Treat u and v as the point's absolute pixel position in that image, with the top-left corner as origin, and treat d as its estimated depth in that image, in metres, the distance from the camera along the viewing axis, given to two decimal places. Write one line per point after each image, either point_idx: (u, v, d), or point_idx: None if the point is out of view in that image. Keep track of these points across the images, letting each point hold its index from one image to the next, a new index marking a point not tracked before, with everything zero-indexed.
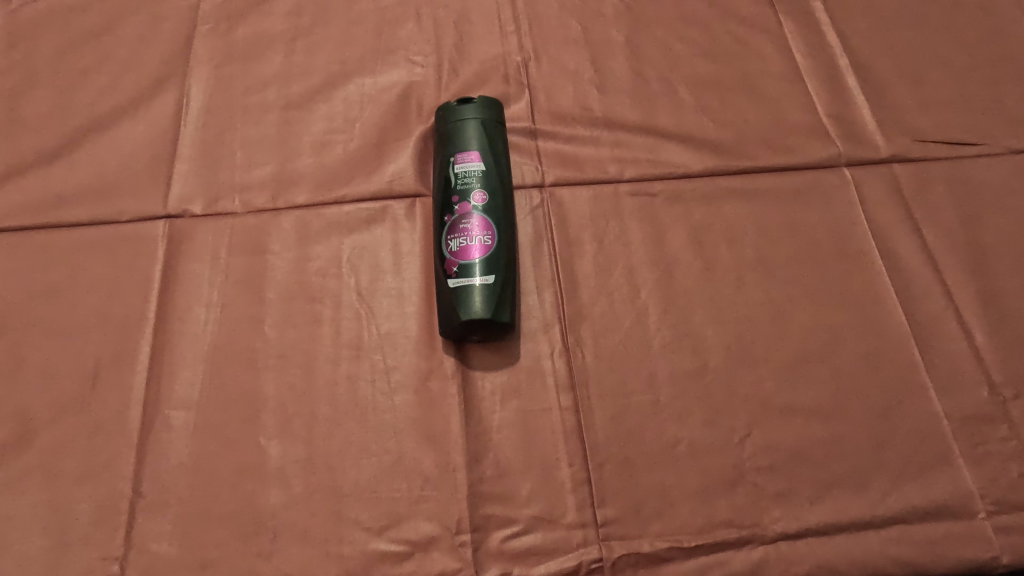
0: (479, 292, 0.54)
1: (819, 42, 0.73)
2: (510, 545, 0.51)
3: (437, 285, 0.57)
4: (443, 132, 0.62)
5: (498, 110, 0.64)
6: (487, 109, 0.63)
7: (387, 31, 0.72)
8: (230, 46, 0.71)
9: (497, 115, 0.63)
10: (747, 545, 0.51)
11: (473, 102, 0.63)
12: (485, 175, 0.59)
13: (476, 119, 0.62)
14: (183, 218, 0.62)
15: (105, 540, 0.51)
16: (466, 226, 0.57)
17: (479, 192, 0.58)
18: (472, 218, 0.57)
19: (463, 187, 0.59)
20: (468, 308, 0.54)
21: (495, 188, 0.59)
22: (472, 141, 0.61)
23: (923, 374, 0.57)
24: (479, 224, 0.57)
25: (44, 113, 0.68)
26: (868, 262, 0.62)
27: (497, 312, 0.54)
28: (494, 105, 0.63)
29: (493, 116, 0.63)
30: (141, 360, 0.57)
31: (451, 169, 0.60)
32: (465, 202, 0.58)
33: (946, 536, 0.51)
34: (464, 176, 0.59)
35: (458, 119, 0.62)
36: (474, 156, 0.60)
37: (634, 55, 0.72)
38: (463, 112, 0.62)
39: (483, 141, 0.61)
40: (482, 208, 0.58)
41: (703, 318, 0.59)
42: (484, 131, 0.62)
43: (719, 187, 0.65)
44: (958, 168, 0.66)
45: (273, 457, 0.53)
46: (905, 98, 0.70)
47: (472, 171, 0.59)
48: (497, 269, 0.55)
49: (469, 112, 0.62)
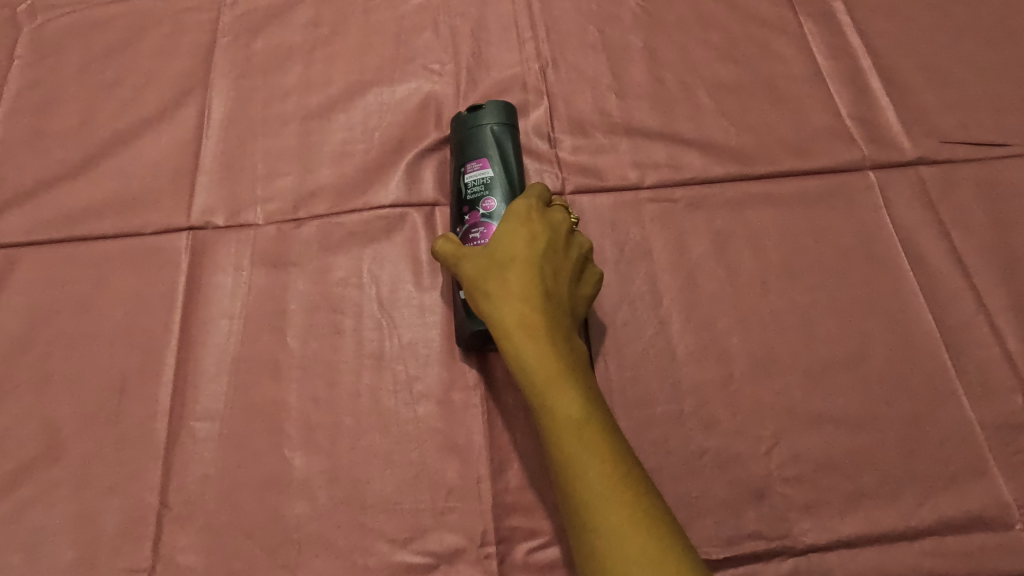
0: None
1: (841, 44, 0.72)
2: (536, 557, 0.51)
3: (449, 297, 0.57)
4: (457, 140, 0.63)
5: (511, 113, 0.62)
6: (499, 113, 0.62)
7: (405, 40, 0.72)
8: (251, 57, 0.71)
9: (510, 119, 0.62)
10: (777, 558, 0.51)
11: (485, 108, 0.62)
12: (495, 180, 0.59)
13: (488, 123, 0.61)
14: (206, 230, 0.62)
15: (132, 552, 0.51)
16: (477, 237, 0.57)
17: (490, 200, 0.58)
18: (482, 227, 0.57)
19: (473, 194, 0.59)
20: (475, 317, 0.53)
21: (504, 194, 0.58)
22: (480, 147, 0.61)
23: (955, 381, 0.56)
24: (487, 233, 0.57)
25: (69, 127, 0.68)
26: (896, 266, 0.61)
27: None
28: (507, 109, 0.63)
29: (504, 119, 0.62)
30: (167, 371, 0.57)
31: (463, 179, 0.60)
32: (475, 211, 0.58)
33: (982, 547, 0.51)
34: (474, 184, 0.59)
35: (470, 124, 0.62)
36: (485, 162, 0.59)
37: (652, 60, 0.71)
38: (477, 117, 0.62)
39: (493, 145, 0.60)
40: (492, 215, 0.57)
41: (727, 326, 0.58)
42: (495, 135, 0.61)
43: (740, 193, 0.64)
44: (988, 170, 0.65)
45: (297, 468, 0.53)
46: (930, 99, 0.69)
47: (482, 177, 0.59)
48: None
49: (480, 117, 0.62)
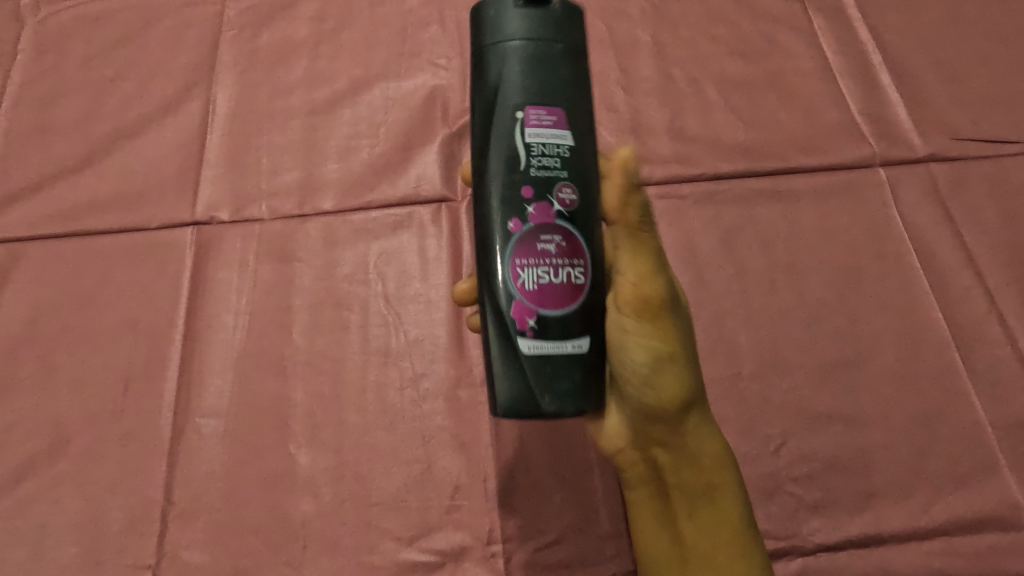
0: (566, 356, 0.39)
1: (851, 39, 0.70)
2: (543, 555, 0.51)
3: (491, 338, 0.40)
4: (500, 66, 0.41)
5: (579, 29, 0.43)
6: (560, 26, 0.42)
7: (411, 33, 0.70)
8: (255, 50, 0.70)
9: (579, 40, 0.42)
10: (785, 557, 0.51)
11: (545, 10, 0.41)
12: (573, 154, 0.41)
13: (547, 50, 0.41)
14: (211, 225, 0.62)
15: (138, 548, 0.52)
16: (547, 244, 0.39)
17: (565, 186, 0.40)
18: (555, 229, 0.40)
19: (540, 172, 0.40)
20: (547, 382, 0.39)
21: (584, 179, 0.41)
22: (543, 87, 0.41)
23: (966, 381, 0.56)
24: (565, 243, 0.40)
25: (72, 120, 0.68)
26: (906, 265, 0.60)
27: (583, 393, 0.39)
28: (572, 18, 0.42)
29: (571, 36, 0.42)
30: (172, 367, 0.57)
31: (520, 134, 0.40)
32: (543, 202, 0.40)
33: (992, 547, 0.51)
34: (540, 153, 0.40)
35: (511, 35, 0.41)
36: (554, 116, 0.41)
37: (660, 55, 0.69)
38: (512, 31, 0.41)
39: (561, 87, 0.41)
40: (570, 213, 0.40)
41: (736, 324, 0.58)
42: (557, 63, 0.41)
43: (749, 189, 0.63)
44: (1000, 168, 0.64)
45: (302, 466, 0.53)
46: (943, 95, 0.67)
47: (554, 145, 0.41)
48: (591, 327, 0.40)
49: (527, 28, 0.41)
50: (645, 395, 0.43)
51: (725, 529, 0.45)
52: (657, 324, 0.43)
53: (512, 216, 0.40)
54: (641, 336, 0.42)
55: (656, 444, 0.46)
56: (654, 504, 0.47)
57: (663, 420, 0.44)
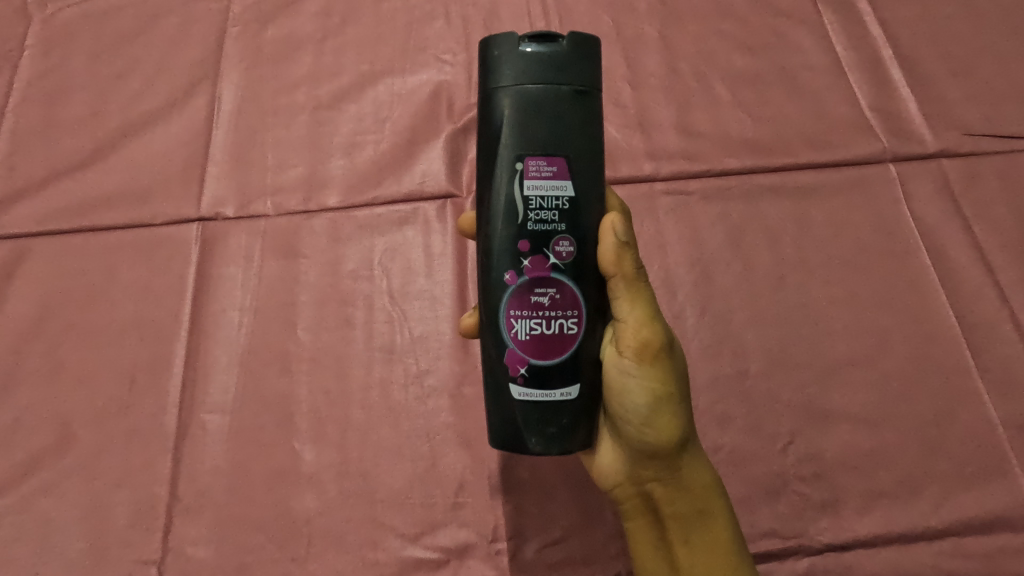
0: (556, 406, 0.40)
1: (861, 33, 0.69)
2: (547, 553, 0.51)
3: (489, 380, 0.41)
4: (505, 111, 0.39)
5: (588, 67, 0.40)
6: (568, 64, 0.39)
7: (416, 28, 0.69)
8: (260, 47, 0.69)
9: (588, 79, 0.40)
10: (792, 556, 0.51)
11: (549, 48, 0.39)
12: (573, 205, 0.40)
13: (549, 91, 0.39)
14: (216, 221, 0.62)
15: (143, 543, 0.52)
16: (542, 299, 0.39)
17: (563, 240, 0.39)
18: (550, 284, 0.39)
19: (538, 226, 0.39)
20: (536, 425, 0.40)
21: (584, 231, 0.40)
22: (547, 134, 0.39)
23: (978, 380, 0.55)
24: (560, 296, 0.39)
25: (78, 116, 0.68)
26: (916, 263, 0.59)
27: (571, 435, 0.40)
28: (585, 51, 0.40)
29: (580, 75, 0.39)
30: (177, 363, 0.57)
31: (520, 186, 0.39)
32: (539, 256, 0.39)
33: (1002, 548, 0.50)
34: (538, 206, 0.39)
35: (511, 79, 0.39)
36: (555, 167, 0.39)
37: (667, 49, 0.68)
38: (510, 75, 0.39)
39: (565, 133, 0.39)
40: (566, 265, 0.39)
41: (743, 322, 0.57)
42: (562, 107, 0.39)
43: (757, 186, 0.62)
44: (1013, 163, 0.63)
45: (307, 462, 0.53)
46: (955, 90, 0.66)
47: (554, 197, 0.39)
48: (581, 373, 0.40)
49: (532, 70, 0.39)
50: (644, 434, 0.42)
51: (717, 548, 0.44)
52: (657, 367, 0.42)
53: (508, 268, 0.40)
54: (643, 380, 0.41)
55: (653, 478, 0.44)
56: (649, 532, 0.46)
57: (661, 456, 0.43)
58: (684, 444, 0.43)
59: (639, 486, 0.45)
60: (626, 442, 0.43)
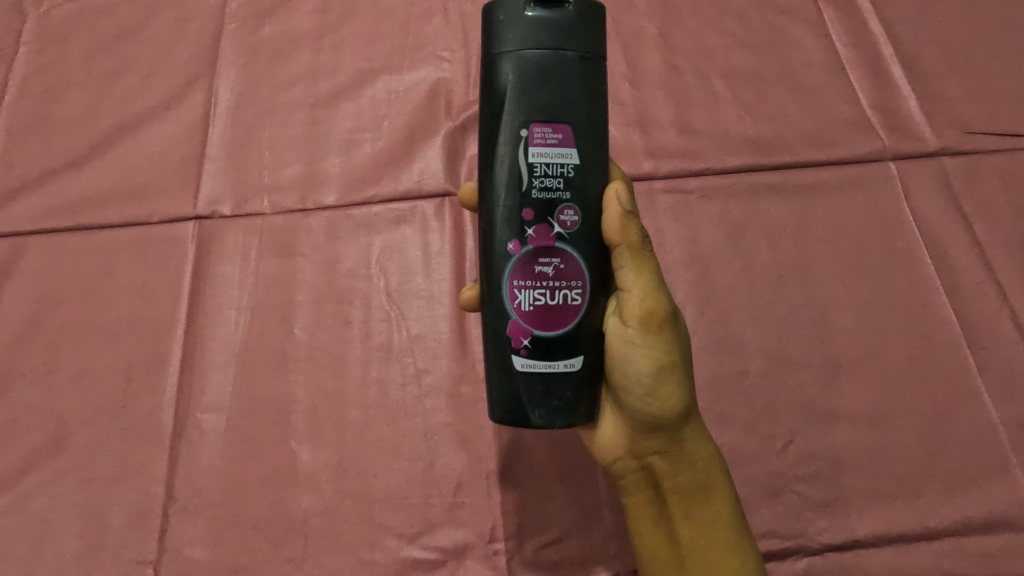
0: (559, 378, 0.39)
1: (862, 30, 0.69)
2: (545, 553, 0.51)
3: (491, 352, 0.41)
4: (509, 77, 0.39)
5: (593, 35, 0.40)
6: (574, 31, 0.39)
7: (415, 26, 0.69)
8: (257, 44, 0.69)
9: (592, 47, 0.39)
10: (791, 556, 0.51)
11: (555, 14, 0.39)
12: (578, 174, 0.39)
13: (554, 58, 0.39)
14: (213, 219, 0.62)
15: (139, 544, 0.52)
16: (545, 268, 0.39)
17: (568, 209, 0.39)
18: (554, 253, 0.39)
19: (542, 194, 0.39)
20: (539, 397, 0.39)
21: (589, 199, 0.40)
22: (551, 101, 0.39)
23: (978, 380, 0.55)
24: (564, 266, 0.39)
25: (74, 114, 0.67)
26: (917, 261, 0.59)
27: (573, 409, 0.40)
28: (590, 19, 0.39)
29: (586, 42, 0.39)
30: (173, 363, 0.56)
31: (525, 153, 0.39)
32: (544, 225, 0.39)
33: (1002, 548, 0.50)
34: (543, 174, 0.39)
35: (517, 43, 0.39)
36: (561, 135, 0.39)
37: (667, 46, 0.68)
38: (515, 40, 0.39)
39: (570, 101, 0.39)
40: (570, 235, 0.39)
41: (742, 321, 0.57)
42: (567, 75, 0.39)
43: (756, 183, 0.62)
44: (1013, 162, 0.63)
45: (304, 462, 0.53)
46: (955, 88, 0.66)
47: (559, 164, 0.39)
48: (584, 345, 0.40)
49: (538, 37, 0.39)
50: (648, 404, 0.42)
51: (717, 522, 0.44)
52: (661, 337, 0.42)
53: (512, 237, 0.39)
54: (647, 349, 0.41)
55: (655, 450, 0.44)
56: (649, 507, 0.45)
57: (664, 428, 0.43)
58: (686, 416, 0.43)
59: (641, 459, 0.45)
60: (628, 414, 0.43)
